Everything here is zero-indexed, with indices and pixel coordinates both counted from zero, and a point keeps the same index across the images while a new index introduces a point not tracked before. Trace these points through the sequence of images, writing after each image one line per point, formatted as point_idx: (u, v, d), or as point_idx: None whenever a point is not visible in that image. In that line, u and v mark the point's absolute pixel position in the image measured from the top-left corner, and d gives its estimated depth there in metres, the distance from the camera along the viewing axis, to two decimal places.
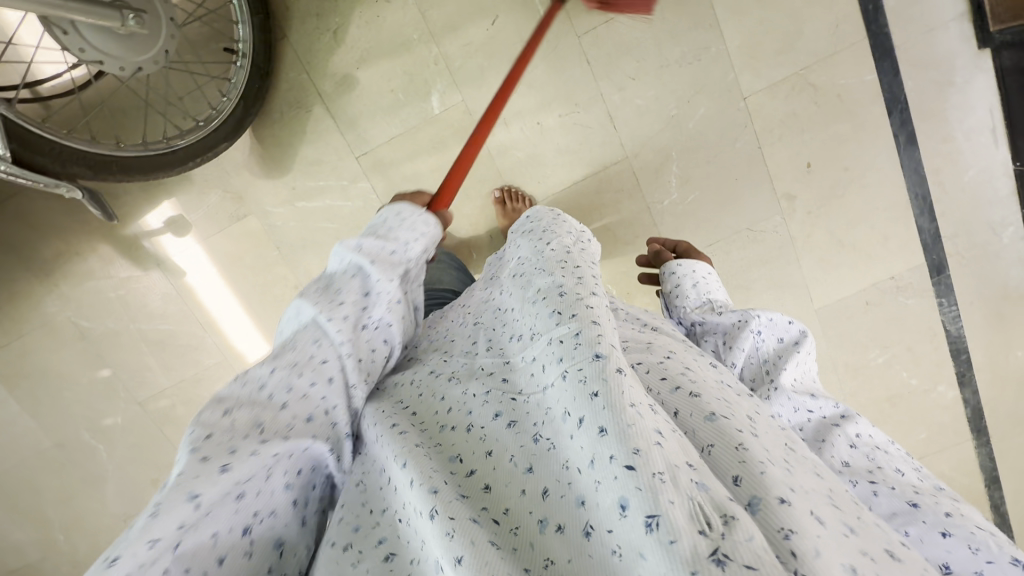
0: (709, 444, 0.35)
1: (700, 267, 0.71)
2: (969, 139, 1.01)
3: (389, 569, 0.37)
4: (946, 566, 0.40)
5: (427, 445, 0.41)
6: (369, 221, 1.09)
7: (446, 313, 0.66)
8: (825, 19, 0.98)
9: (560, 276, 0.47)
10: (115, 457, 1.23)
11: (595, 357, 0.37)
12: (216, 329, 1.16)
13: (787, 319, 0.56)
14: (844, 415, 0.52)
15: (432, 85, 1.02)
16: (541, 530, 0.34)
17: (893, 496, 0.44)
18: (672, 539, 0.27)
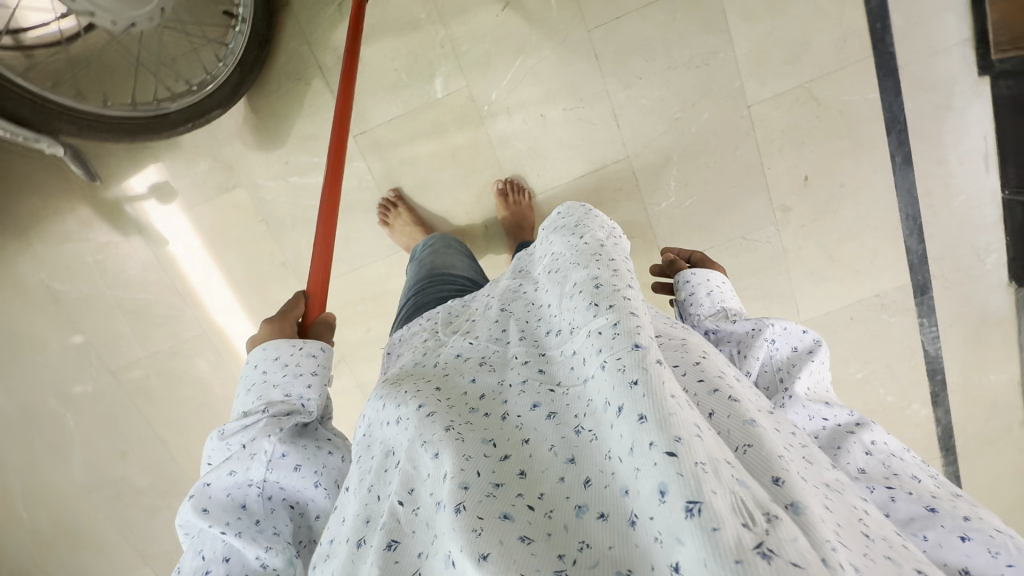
0: (744, 445, 0.34)
1: (716, 275, 0.65)
2: (962, 163, 1.03)
3: (393, 559, 0.36)
4: (965, 570, 0.40)
5: (458, 424, 0.41)
6: (363, 202, 1.08)
7: (469, 302, 0.64)
8: (833, 33, 0.99)
9: (596, 268, 0.46)
10: (85, 425, 1.20)
11: (635, 347, 0.36)
12: (198, 301, 1.13)
13: (801, 329, 0.56)
14: (860, 422, 0.51)
15: (437, 68, 1.00)
16: (579, 515, 0.34)
17: (911, 501, 0.44)
18: (715, 527, 0.27)
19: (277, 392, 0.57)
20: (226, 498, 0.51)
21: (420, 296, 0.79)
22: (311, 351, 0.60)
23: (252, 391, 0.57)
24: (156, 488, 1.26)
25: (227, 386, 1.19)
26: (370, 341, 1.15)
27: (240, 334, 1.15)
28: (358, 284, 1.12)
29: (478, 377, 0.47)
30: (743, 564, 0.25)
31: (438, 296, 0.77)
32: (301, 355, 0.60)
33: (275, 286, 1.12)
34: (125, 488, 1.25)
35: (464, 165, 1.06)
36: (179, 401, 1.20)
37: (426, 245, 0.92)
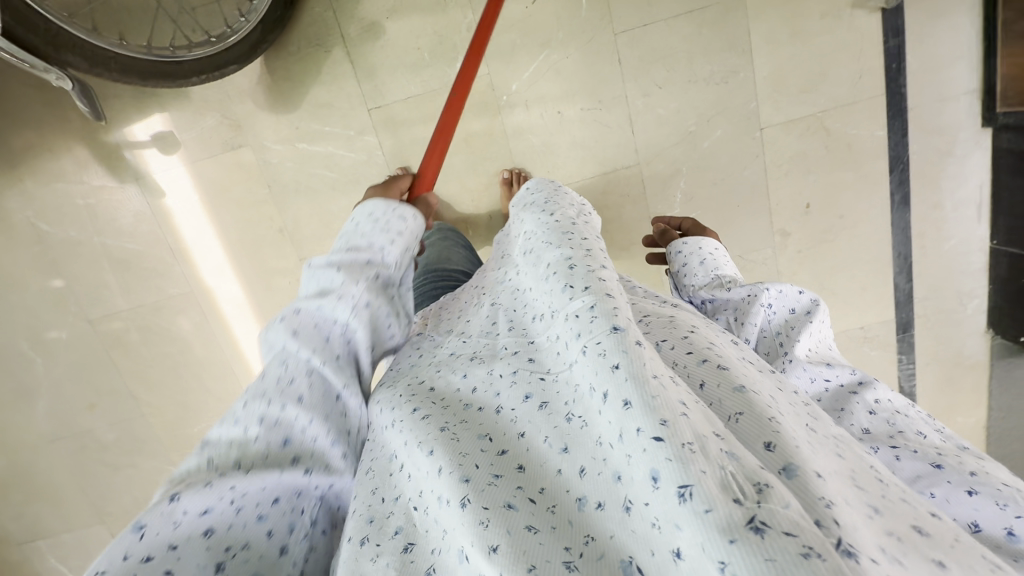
0: (735, 413, 0.34)
1: (706, 244, 0.70)
2: (956, 210, 1.06)
3: (409, 560, 0.37)
4: (974, 523, 0.40)
5: (452, 425, 0.42)
6: (370, 177, 1.07)
7: (457, 294, 0.68)
8: (851, 66, 1.00)
9: (569, 249, 0.47)
10: (55, 372, 1.17)
11: (613, 329, 0.37)
12: (187, 258, 1.11)
13: (797, 289, 0.58)
14: (862, 381, 0.52)
15: (461, 52, 1.00)
16: (579, 507, 0.34)
17: (917, 459, 0.44)
18: (706, 508, 0.27)
19: (364, 241, 0.58)
20: (314, 325, 0.52)
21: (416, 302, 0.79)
22: (407, 213, 0.60)
23: (344, 237, 0.59)
24: (123, 445, 1.24)
25: (208, 348, 1.17)
26: None
27: (228, 296, 1.13)
28: None
29: (469, 373, 0.47)
30: (737, 543, 0.25)
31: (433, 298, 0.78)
32: (394, 214, 0.59)
33: (272, 251, 1.10)
34: (89, 441, 1.23)
35: (477, 152, 1.06)
36: (155, 359, 1.18)
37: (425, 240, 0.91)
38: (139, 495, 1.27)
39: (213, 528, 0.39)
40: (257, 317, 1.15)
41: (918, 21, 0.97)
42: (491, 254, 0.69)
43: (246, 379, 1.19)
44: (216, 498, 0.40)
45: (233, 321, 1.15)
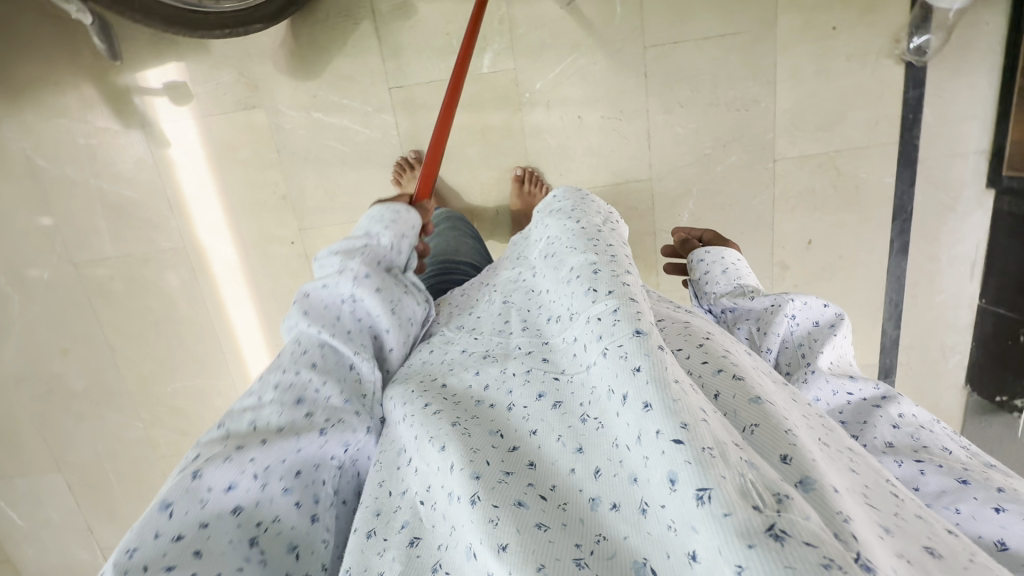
0: (752, 424, 0.35)
1: (729, 254, 0.70)
2: (951, 265, 1.09)
3: (415, 554, 0.39)
4: (1001, 541, 0.40)
5: (464, 419, 0.44)
6: (382, 155, 1.06)
7: (468, 290, 0.69)
8: (869, 111, 1.01)
9: (593, 254, 0.49)
10: (31, 311, 1.14)
11: (636, 333, 0.38)
12: (185, 213, 1.08)
13: (822, 303, 0.58)
14: (885, 396, 0.52)
15: (489, 43, 0.99)
16: (593, 507, 0.35)
17: (942, 474, 0.44)
18: (725, 512, 0.27)
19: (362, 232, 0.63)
20: (323, 306, 0.55)
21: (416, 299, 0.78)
22: (398, 205, 0.66)
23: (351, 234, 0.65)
24: (92, 396, 1.21)
25: (193, 307, 1.14)
26: None
27: (221, 256, 1.11)
28: None
29: (483, 370, 0.50)
30: (756, 548, 0.26)
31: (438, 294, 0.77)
32: (389, 208, 0.66)
33: (272, 217, 1.08)
34: (58, 387, 1.20)
35: (493, 146, 1.05)
36: (137, 311, 1.15)
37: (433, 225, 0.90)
38: (102, 448, 1.25)
39: (239, 506, 0.41)
40: (248, 281, 1.13)
41: (938, 77, 0.98)
42: (506, 252, 0.71)
43: (227, 343, 1.17)
44: (238, 473, 0.42)
45: (223, 282, 1.13)
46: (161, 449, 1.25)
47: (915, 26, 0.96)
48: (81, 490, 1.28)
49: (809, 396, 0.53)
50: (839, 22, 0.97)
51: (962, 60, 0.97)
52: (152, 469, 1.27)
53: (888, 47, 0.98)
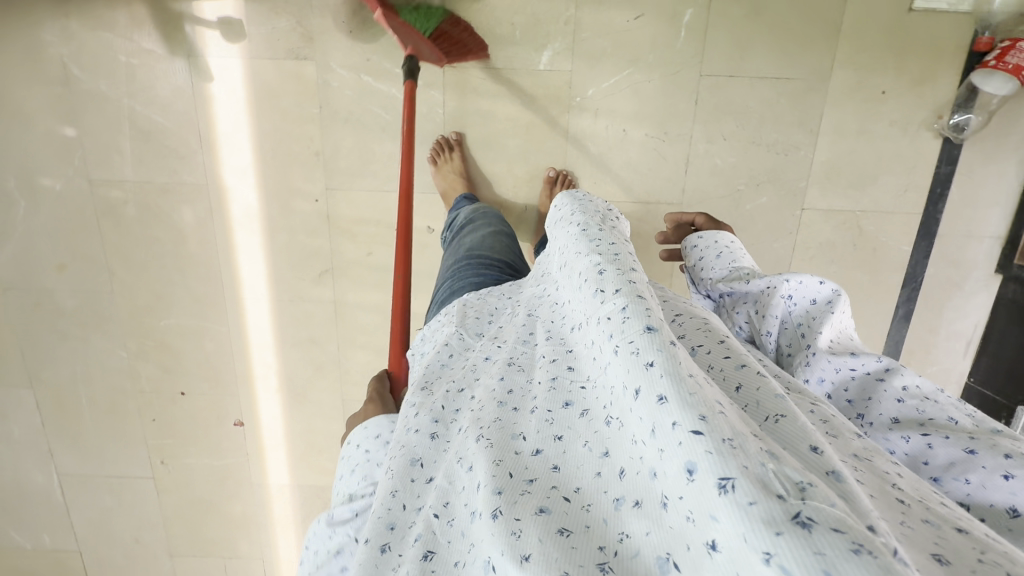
0: (777, 414, 0.36)
1: (722, 237, 0.70)
2: (948, 339, 1.12)
3: (430, 569, 0.38)
4: (1012, 508, 0.38)
5: (487, 429, 0.44)
6: (423, 131, 1.06)
7: (484, 295, 0.70)
8: (901, 177, 1.04)
9: (599, 253, 0.50)
10: (35, 219, 1.11)
11: (646, 330, 0.39)
12: (213, 150, 1.06)
13: (818, 280, 0.55)
14: (889, 368, 0.50)
15: (550, 41, 1.00)
16: (617, 507, 0.35)
17: (950, 444, 0.43)
18: (750, 501, 0.27)
19: (372, 463, 0.57)
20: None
21: (448, 295, 0.78)
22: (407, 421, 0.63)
23: (357, 470, 0.57)
24: (81, 317, 1.18)
25: (203, 247, 1.12)
26: (367, 263, 1.14)
27: (241, 200, 1.09)
28: (381, 206, 1.10)
29: (507, 375, 0.50)
30: (784, 536, 0.25)
31: (468, 282, 0.77)
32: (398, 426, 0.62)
33: (301, 172, 1.08)
34: (47, 303, 1.17)
35: (533, 142, 1.05)
36: (144, 241, 1.12)
37: (469, 220, 0.93)
38: (80, 371, 1.22)
39: None
40: (263, 231, 1.11)
41: (972, 158, 1.01)
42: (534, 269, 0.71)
43: (229, 289, 1.15)
44: None
45: (237, 227, 1.11)
46: (141, 383, 1.23)
47: (958, 104, 0.99)
48: (50, 410, 1.25)
49: (813, 379, 0.53)
50: (889, 88, 0.99)
51: (997, 146, 1.00)
52: (127, 403, 1.25)
53: (931, 119, 1.00)
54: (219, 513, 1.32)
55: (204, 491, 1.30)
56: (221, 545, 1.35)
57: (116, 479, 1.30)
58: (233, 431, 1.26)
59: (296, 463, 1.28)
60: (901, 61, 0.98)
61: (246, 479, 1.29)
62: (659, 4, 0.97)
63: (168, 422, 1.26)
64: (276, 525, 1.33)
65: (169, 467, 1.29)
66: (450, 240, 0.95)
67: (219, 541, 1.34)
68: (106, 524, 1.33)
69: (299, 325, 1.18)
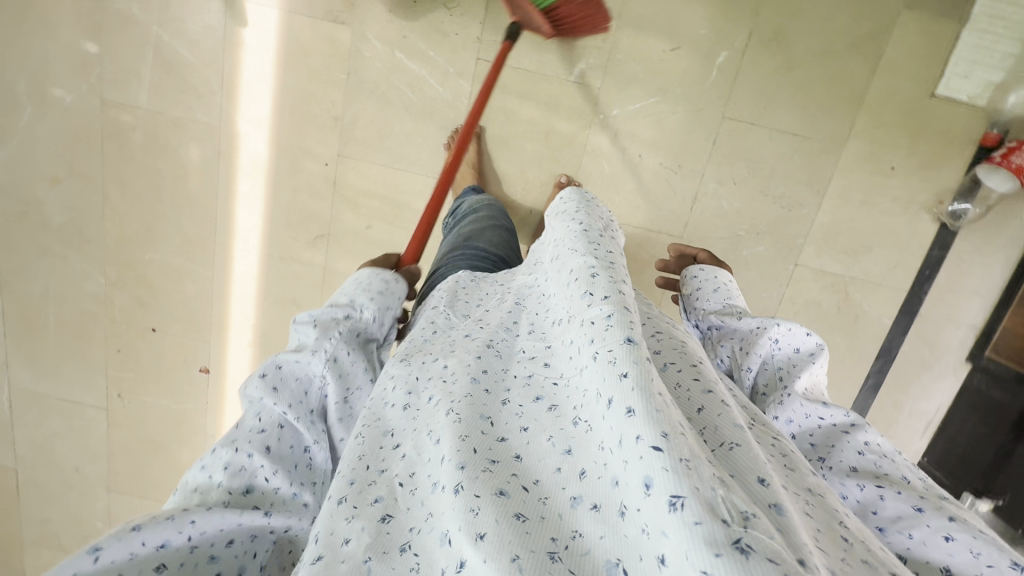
0: (732, 443, 0.37)
1: (721, 275, 0.72)
2: (909, 416, 1.15)
3: (385, 531, 0.39)
4: (947, 569, 0.40)
5: (458, 404, 0.44)
6: (445, 117, 1.06)
7: (478, 280, 0.70)
8: (894, 253, 1.07)
9: (592, 259, 0.51)
10: (38, 127, 1.09)
11: (626, 341, 0.40)
12: (232, 94, 1.06)
13: (806, 331, 0.58)
14: (855, 422, 0.51)
15: (585, 55, 1.01)
16: (573, 505, 0.36)
17: (901, 500, 0.44)
18: (696, 520, 0.29)
19: (346, 299, 0.62)
20: (294, 382, 0.54)
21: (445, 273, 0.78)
22: (389, 277, 0.66)
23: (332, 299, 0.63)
24: (66, 235, 1.16)
25: (202, 188, 1.11)
26: (364, 236, 1.13)
27: (251, 149, 1.09)
28: (389, 182, 1.10)
29: (484, 357, 0.50)
30: (722, 557, 0.27)
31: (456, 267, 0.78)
32: (377, 278, 0.66)
33: (316, 132, 1.07)
34: (34, 214, 1.14)
35: (550, 149, 1.06)
36: (145, 170, 1.11)
37: (471, 210, 0.93)
38: (53, 288, 1.19)
39: (163, 566, 0.41)
40: (267, 184, 1.11)
41: (964, 248, 1.04)
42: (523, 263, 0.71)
43: (221, 234, 1.14)
44: (175, 533, 0.42)
45: (242, 175, 1.10)
46: (113, 312, 1.21)
47: (960, 193, 1.02)
48: (15, 321, 1.22)
49: (781, 418, 0.54)
50: (898, 165, 1.02)
51: (988, 240, 1.04)
52: (95, 330, 1.22)
53: (931, 204, 1.03)
54: (168, 456, 1.30)
55: (156, 431, 1.28)
56: (162, 489, 1.32)
57: (68, 403, 1.27)
58: (197, 377, 1.24)
59: None
60: (914, 142, 1.01)
61: (201, 428, 1.28)
62: (696, 41, 0.99)
63: (133, 356, 1.23)
64: None
65: (124, 401, 1.26)
66: (450, 227, 0.96)
67: (162, 484, 1.32)
68: (49, 446, 1.30)
69: (284, 284, 1.17)
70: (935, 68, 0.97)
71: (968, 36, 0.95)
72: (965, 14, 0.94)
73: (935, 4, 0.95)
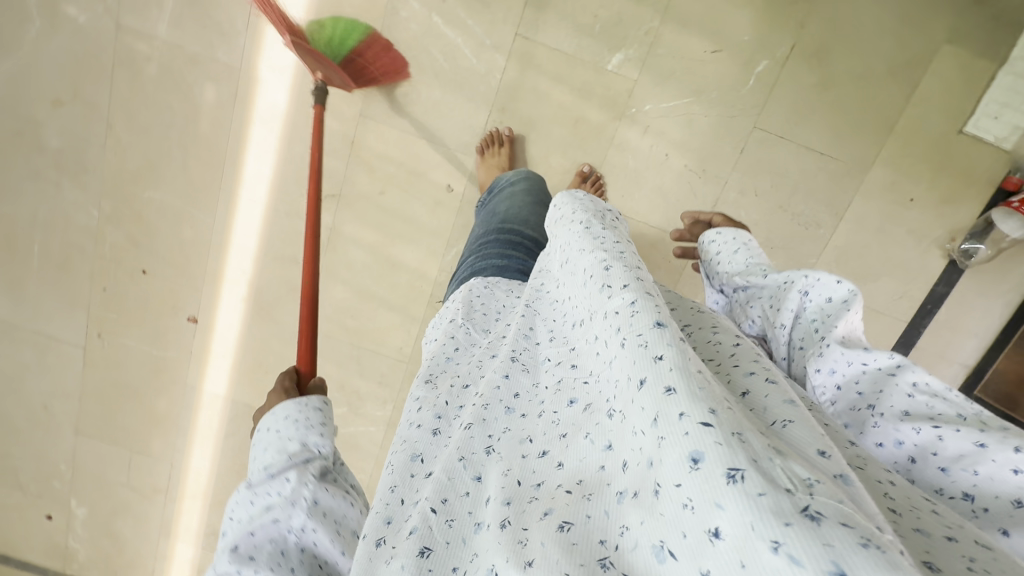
0: (785, 421, 0.37)
1: (740, 234, 0.73)
2: None
3: (427, 567, 0.38)
4: (1018, 501, 0.38)
5: (497, 441, 0.46)
6: (474, 90, 1.04)
7: (495, 285, 0.72)
8: (901, 283, 1.07)
9: (602, 253, 0.53)
10: (47, 44, 1.04)
11: (656, 324, 0.41)
12: (258, 38, 1.03)
13: (836, 279, 0.55)
14: (900, 364, 0.49)
15: (625, 45, 1.00)
16: (619, 501, 0.35)
17: (961, 437, 0.42)
18: (759, 492, 0.28)
19: (293, 443, 0.53)
20: (270, 543, 0.46)
21: (476, 257, 0.82)
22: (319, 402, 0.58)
23: (271, 448, 0.54)
24: (62, 161, 1.11)
25: (213, 130, 1.07)
26: (375, 200, 1.10)
27: (270, 96, 1.05)
28: (408, 149, 1.07)
29: (511, 375, 0.52)
30: (792, 526, 0.26)
31: (492, 258, 0.79)
32: (309, 410, 0.57)
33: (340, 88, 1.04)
34: (31, 135, 1.09)
35: (577, 136, 1.04)
36: (155, 104, 1.07)
37: (509, 182, 0.92)
38: (42, 216, 1.14)
39: None
40: (284, 134, 1.07)
41: (968, 287, 1.05)
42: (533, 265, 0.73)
43: (228, 181, 1.10)
44: None
45: (257, 122, 1.06)
46: (102, 248, 1.16)
47: (972, 232, 1.03)
48: None
49: (823, 369, 0.53)
50: (917, 197, 1.03)
51: (994, 283, 1.04)
52: (80, 264, 1.17)
53: (943, 239, 1.04)
54: (142, 404, 1.26)
55: (132, 376, 1.24)
56: (133, 437, 1.28)
57: (43, 338, 1.22)
58: (184, 325, 1.19)
59: (237, 377, 1.23)
60: (936, 176, 1.02)
61: (180, 379, 1.23)
62: (738, 46, 0.98)
63: (119, 296, 1.19)
64: (197, 434, 1.26)
65: (104, 342, 1.22)
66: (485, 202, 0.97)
67: (133, 432, 1.27)
68: (19, 379, 1.25)
69: (287, 240, 1.13)
70: (967, 105, 0.98)
71: (1002, 77, 0.96)
72: (1003, 56, 0.95)
73: (976, 42, 0.95)
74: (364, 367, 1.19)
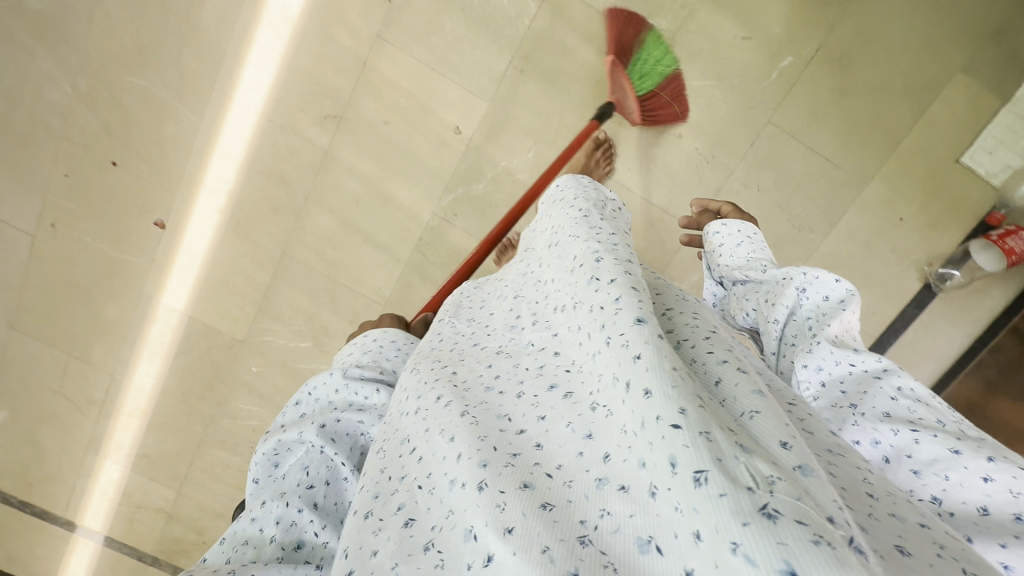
0: (751, 411, 0.34)
1: (743, 225, 0.68)
2: None
3: (409, 534, 0.37)
4: (984, 508, 0.39)
5: (473, 407, 0.44)
6: (501, 32, 1.00)
7: (482, 285, 0.73)
8: (877, 300, 1.10)
9: (594, 243, 0.51)
10: None
11: (636, 321, 0.39)
12: None
13: (834, 277, 0.56)
14: (886, 369, 0.52)
15: (660, 14, 0.98)
16: (598, 487, 0.34)
17: (936, 442, 0.44)
18: (720, 493, 0.27)
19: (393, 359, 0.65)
20: (345, 435, 0.55)
21: None
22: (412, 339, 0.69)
23: (367, 353, 0.65)
24: (40, 26, 1.01)
25: (216, 25, 1.00)
26: (377, 127, 1.05)
27: None
28: (421, 83, 1.03)
29: (495, 363, 0.50)
30: (749, 526, 0.25)
31: None
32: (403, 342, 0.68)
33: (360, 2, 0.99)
34: None
35: (596, 99, 1.03)
36: None
37: None
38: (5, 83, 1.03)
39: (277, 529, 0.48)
40: (291, 41, 1.01)
41: (935, 312, 1.09)
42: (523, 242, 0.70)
43: (224, 83, 1.03)
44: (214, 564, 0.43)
45: (264, 24, 1.00)
46: (71, 130, 1.07)
47: (950, 259, 1.06)
48: None
49: (810, 365, 0.54)
50: (907, 217, 1.06)
51: (961, 311, 1.09)
52: (42, 143, 1.07)
53: (921, 263, 1.07)
54: (90, 307, 1.17)
55: (83, 275, 1.15)
56: (74, 341, 1.19)
57: None
58: (149, 229, 1.11)
59: (200, 292, 1.16)
60: (927, 201, 1.05)
61: (135, 285, 1.15)
62: (768, 38, 0.99)
63: (82, 186, 1.10)
64: (146, 347, 1.19)
65: (57, 233, 1.12)
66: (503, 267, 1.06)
67: (75, 335, 1.18)
68: None
69: (275, 156, 1.07)
70: (967, 136, 1.02)
71: (1004, 115, 0.99)
72: (1008, 95, 0.99)
73: (986, 77, 0.99)
74: (336, 303, 1.14)
